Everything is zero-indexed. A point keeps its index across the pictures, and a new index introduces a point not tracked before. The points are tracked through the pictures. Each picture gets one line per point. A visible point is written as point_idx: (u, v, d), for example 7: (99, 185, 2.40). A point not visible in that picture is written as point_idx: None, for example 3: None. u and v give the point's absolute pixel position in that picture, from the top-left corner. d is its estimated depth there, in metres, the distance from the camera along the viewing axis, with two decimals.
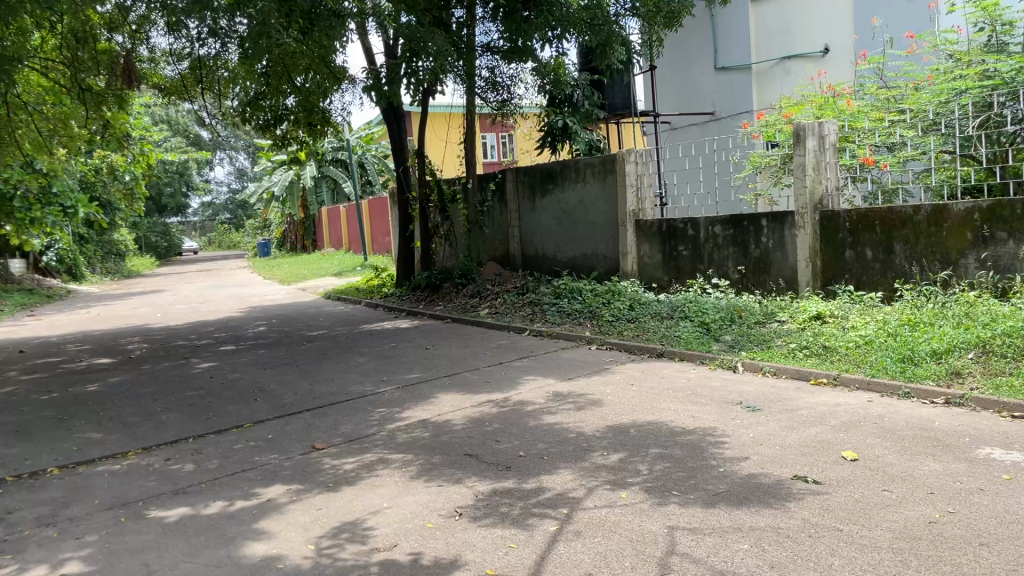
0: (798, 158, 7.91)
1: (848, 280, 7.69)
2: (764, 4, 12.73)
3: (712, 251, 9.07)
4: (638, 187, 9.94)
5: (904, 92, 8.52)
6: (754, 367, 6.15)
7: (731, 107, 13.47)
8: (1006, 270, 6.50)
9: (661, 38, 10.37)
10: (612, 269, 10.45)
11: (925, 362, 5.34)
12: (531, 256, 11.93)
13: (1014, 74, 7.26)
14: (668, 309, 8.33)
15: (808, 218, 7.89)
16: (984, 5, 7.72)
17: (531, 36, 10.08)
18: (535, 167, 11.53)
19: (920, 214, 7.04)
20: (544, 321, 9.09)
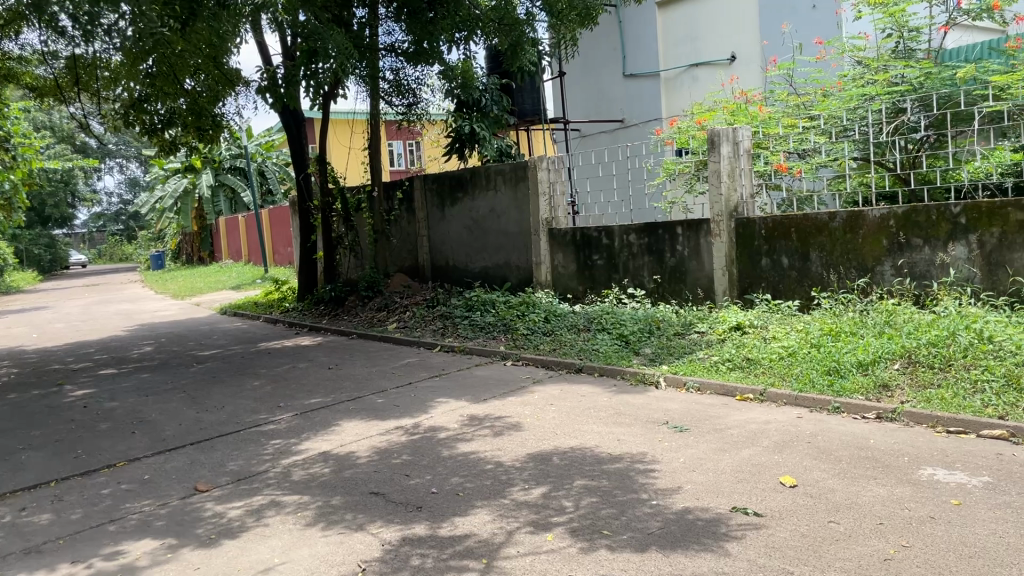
0: (713, 164, 7.71)
1: (765, 289, 7.53)
2: (671, 11, 12.73)
3: (628, 260, 8.81)
4: (550, 195, 9.63)
5: (814, 98, 8.39)
6: (677, 382, 5.86)
7: (640, 114, 13.42)
8: (922, 278, 6.41)
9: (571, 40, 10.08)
10: (525, 280, 10.09)
11: (852, 374, 5.15)
12: (440, 267, 11.46)
13: (923, 80, 7.39)
14: (585, 322, 8.00)
15: (724, 226, 7.70)
16: (893, 12, 7.72)
17: (437, 38, 9.70)
18: (443, 175, 11.08)
19: (836, 221, 6.90)
20: (455, 335, 8.63)
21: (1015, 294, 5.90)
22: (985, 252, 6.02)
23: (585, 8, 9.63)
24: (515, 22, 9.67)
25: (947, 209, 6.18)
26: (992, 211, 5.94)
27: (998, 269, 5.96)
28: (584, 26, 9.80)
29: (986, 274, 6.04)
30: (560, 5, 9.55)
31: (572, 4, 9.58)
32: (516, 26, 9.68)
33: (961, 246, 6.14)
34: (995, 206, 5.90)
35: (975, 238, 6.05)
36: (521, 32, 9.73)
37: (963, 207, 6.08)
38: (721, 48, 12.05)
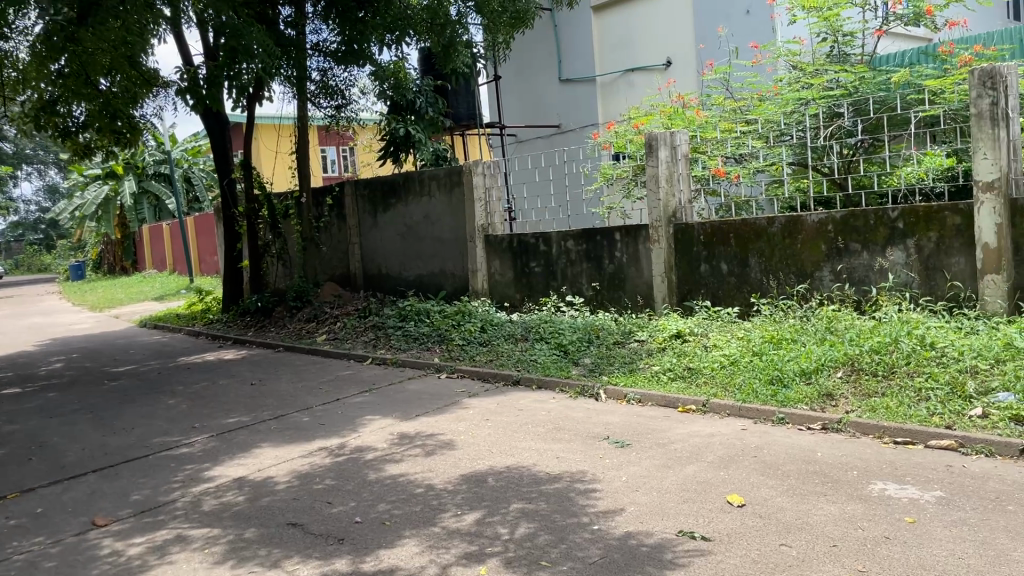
0: (650, 168, 7.55)
1: (704, 295, 7.39)
2: (607, 15, 12.63)
3: (566, 267, 8.60)
4: (486, 201, 9.37)
5: (750, 102, 8.31)
6: (617, 394, 5.63)
7: (576, 120, 13.30)
8: (861, 283, 6.33)
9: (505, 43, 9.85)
10: (461, 288, 9.80)
11: (795, 383, 4.99)
12: (373, 276, 11.08)
13: (858, 84, 7.38)
14: (522, 331, 7.74)
15: (662, 232, 7.54)
16: (828, 16, 7.69)
17: (368, 38, 9.40)
18: (375, 181, 10.72)
19: (774, 226, 6.79)
20: (388, 347, 8.28)
21: (953, 299, 5.86)
22: (923, 256, 5.96)
23: (520, 9, 9.41)
24: (447, 21, 9.29)
25: (885, 213, 6.11)
26: (929, 215, 5.89)
27: (936, 274, 5.91)
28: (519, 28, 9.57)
29: (923, 279, 5.98)
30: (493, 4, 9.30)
31: (506, 5, 9.36)
32: (447, 26, 9.30)
33: (899, 250, 6.08)
34: (932, 210, 5.85)
35: (913, 242, 5.99)
36: (453, 32, 9.36)
37: (901, 211, 6.02)
38: (656, 54, 11.98)
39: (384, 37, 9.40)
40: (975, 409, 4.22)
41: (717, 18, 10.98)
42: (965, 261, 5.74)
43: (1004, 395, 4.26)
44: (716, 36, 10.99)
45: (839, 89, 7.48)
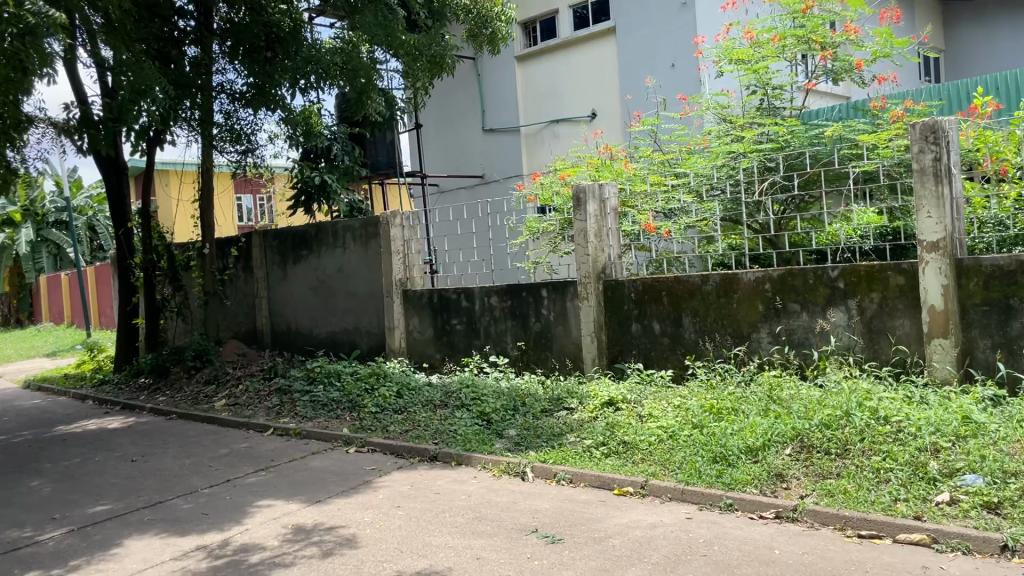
0: (578, 222, 7.11)
1: (636, 356, 6.92)
2: (530, 65, 12.38)
3: (489, 325, 8.04)
4: (404, 254, 8.79)
5: (679, 155, 7.99)
6: (546, 473, 5.04)
7: (499, 170, 12.89)
8: (801, 346, 5.95)
9: (426, 87, 9.28)
10: (377, 346, 9.10)
11: (742, 462, 4.50)
12: (282, 333, 10.30)
13: (789, 137, 7.12)
14: (441, 396, 7.10)
15: (591, 289, 7.08)
16: (757, 69, 7.48)
17: (278, 82, 8.85)
18: (285, 232, 10.03)
19: (709, 284, 6.39)
20: (293, 415, 7.50)
21: (899, 364, 5.52)
22: (865, 318, 5.63)
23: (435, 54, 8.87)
24: (361, 68, 8.74)
25: (824, 272, 5.77)
26: (871, 274, 5.57)
27: (880, 337, 5.57)
28: (437, 72, 9.04)
29: (866, 342, 5.64)
30: (407, 50, 8.65)
31: (422, 51, 8.76)
32: (362, 72, 8.76)
33: (840, 311, 5.73)
34: (874, 269, 5.54)
35: (855, 302, 5.65)
36: (368, 80, 8.79)
37: (842, 270, 5.68)
38: (581, 105, 11.74)
39: (296, 81, 8.86)
40: (941, 494, 3.81)
41: (641, 70, 10.81)
42: (910, 324, 5.42)
43: (970, 477, 3.87)
44: (642, 87, 10.79)
45: (771, 142, 7.22)
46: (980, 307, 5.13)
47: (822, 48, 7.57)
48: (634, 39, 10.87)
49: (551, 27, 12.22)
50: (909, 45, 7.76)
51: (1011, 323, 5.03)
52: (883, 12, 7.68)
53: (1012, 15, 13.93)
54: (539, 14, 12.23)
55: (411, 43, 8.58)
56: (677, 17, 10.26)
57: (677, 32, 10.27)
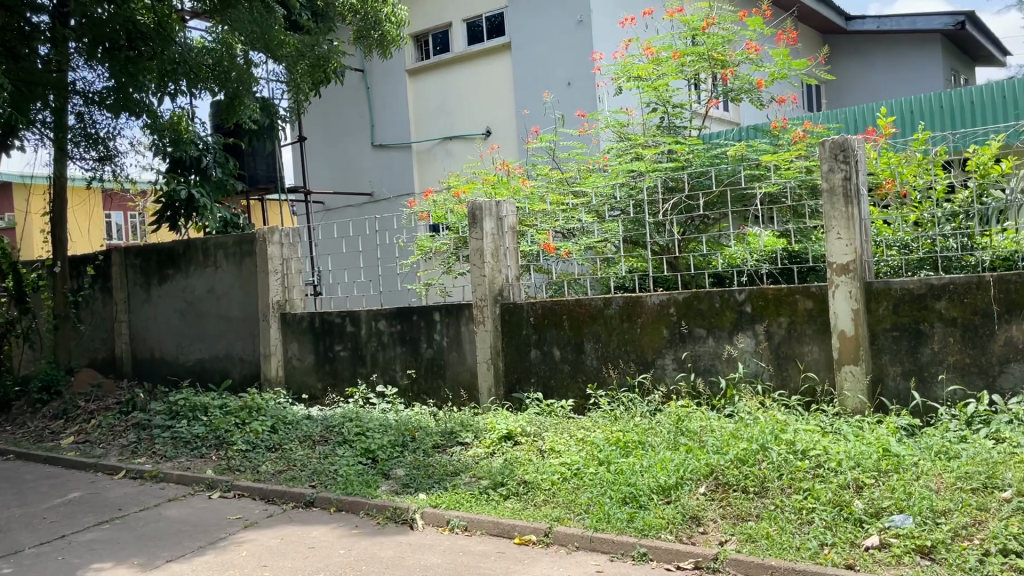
0: (474, 241, 6.64)
1: (535, 385, 6.47)
2: (422, 79, 11.89)
3: (376, 351, 7.42)
4: (283, 274, 8.10)
5: (578, 173, 7.63)
6: (437, 520, 4.48)
7: (389, 187, 12.29)
8: (706, 373, 5.63)
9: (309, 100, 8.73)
10: (252, 375, 8.31)
11: (654, 504, 4.08)
12: (145, 361, 9.31)
13: (691, 157, 6.86)
14: (320, 431, 6.42)
15: (487, 313, 6.59)
16: (657, 85, 7.20)
17: (144, 84, 8.04)
18: (149, 249, 9.11)
19: (611, 307, 6.02)
20: (151, 454, 6.63)
21: (808, 393, 5.26)
22: (772, 344, 5.36)
23: (317, 55, 8.35)
24: (242, 74, 8.15)
25: (730, 295, 5.48)
26: (779, 298, 5.32)
27: (788, 363, 5.31)
28: (319, 77, 8.51)
29: (774, 369, 5.37)
30: (286, 51, 8.07)
31: (304, 51, 8.24)
32: (243, 79, 8.18)
33: (747, 337, 5.45)
34: (782, 293, 5.29)
35: (762, 327, 5.39)
36: (243, 82, 8.21)
37: (748, 293, 5.41)
38: (475, 122, 11.33)
39: (164, 86, 8.11)
40: (869, 537, 3.50)
41: (537, 87, 10.50)
42: (819, 350, 5.18)
43: (899, 518, 3.57)
44: (539, 103, 10.47)
45: (673, 160, 6.96)
46: (889, 332, 4.94)
47: (723, 66, 7.37)
48: (530, 55, 10.56)
49: (443, 41, 11.78)
50: (807, 69, 7.67)
51: (922, 349, 4.85)
52: (781, 34, 7.59)
53: (890, 45, 14.91)
54: (433, 26, 11.77)
55: (292, 43, 8.04)
56: (573, 35, 10.03)
57: (573, 50, 10.03)
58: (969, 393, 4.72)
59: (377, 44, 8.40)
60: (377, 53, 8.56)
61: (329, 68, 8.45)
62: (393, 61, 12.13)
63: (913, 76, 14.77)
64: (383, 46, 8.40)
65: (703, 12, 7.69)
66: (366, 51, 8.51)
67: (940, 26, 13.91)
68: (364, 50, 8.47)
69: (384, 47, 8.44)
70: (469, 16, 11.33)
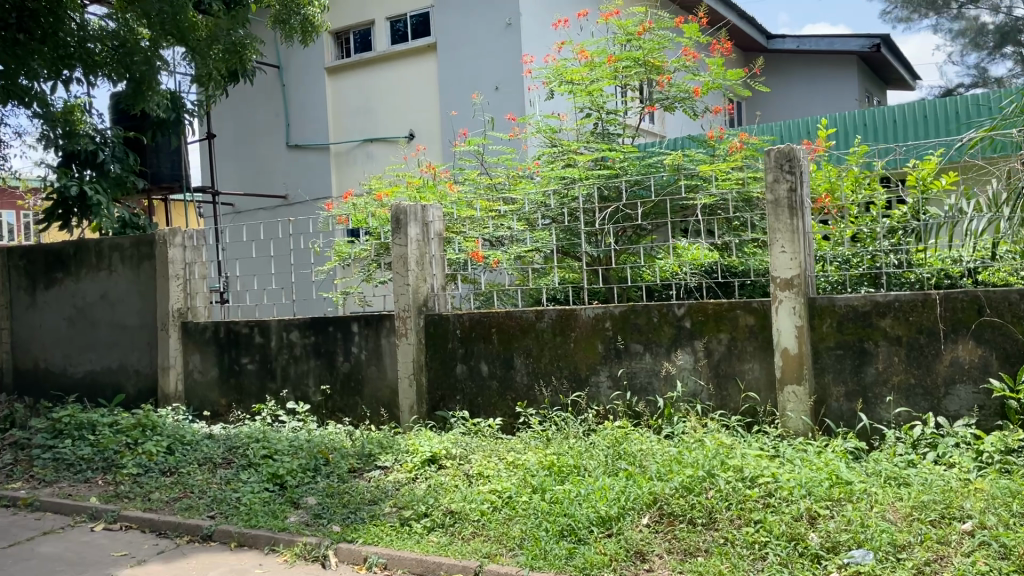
0: (397, 248, 6.20)
1: (461, 403, 6.05)
2: (342, 78, 11.36)
3: (287, 365, 6.87)
4: (185, 279, 7.48)
5: (508, 179, 7.29)
6: (353, 556, 4.02)
7: (304, 190, 11.69)
8: (642, 392, 5.33)
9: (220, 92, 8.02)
10: (148, 390, 7.62)
11: (594, 538, 3.73)
12: (28, 373, 8.46)
13: (627, 165, 6.59)
14: (223, 453, 5.85)
15: (411, 324, 6.15)
16: (591, 89, 6.91)
17: (34, 69, 7.27)
18: (35, 249, 8.29)
19: (543, 321, 5.68)
20: (28, 479, 5.91)
21: (748, 413, 5.02)
22: (712, 361, 5.10)
23: (235, 39, 7.51)
24: (149, 57, 7.31)
25: (669, 309, 5.20)
26: (719, 313, 5.06)
27: (728, 382, 5.06)
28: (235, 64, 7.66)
29: (712, 388, 5.10)
30: (198, 33, 7.33)
31: (218, 34, 7.46)
32: (150, 63, 7.33)
33: (686, 354, 5.17)
34: (722, 308, 5.04)
35: (702, 344, 5.12)
36: (149, 65, 7.35)
37: (688, 308, 5.14)
38: (397, 125, 10.87)
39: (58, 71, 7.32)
40: None
41: (463, 90, 10.12)
42: (760, 368, 4.95)
43: (858, 553, 3.31)
44: (465, 106, 10.10)
45: (608, 168, 6.67)
46: (833, 350, 4.74)
47: (659, 72, 7.16)
48: (456, 57, 10.18)
49: (365, 39, 11.28)
50: (742, 80, 7.51)
51: (866, 368, 4.67)
52: (715, 44, 7.42)
53: (806, 70, 15.20)
54: (355, 23, 11.25)
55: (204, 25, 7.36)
56: (501, 37, 9.72)
57: (502, 53, 9.71)
58: (915, 414, 4.55)
59: (300, 30, 7.71)
60: (298, 40, 7.87)
61: (246, 55, 7.58)
62: (311, 58, 11.56)
63: (830, 96, 15.04)
64: (306, 33, 7.71)
65: (639, 17, 7.47)
66: (286, 38, 7.79)
67: (857, 48, 14.22)
68: (284, 36, 7.77)
69: (308, 33, 7.74)
70: (393, 14, 10.86)
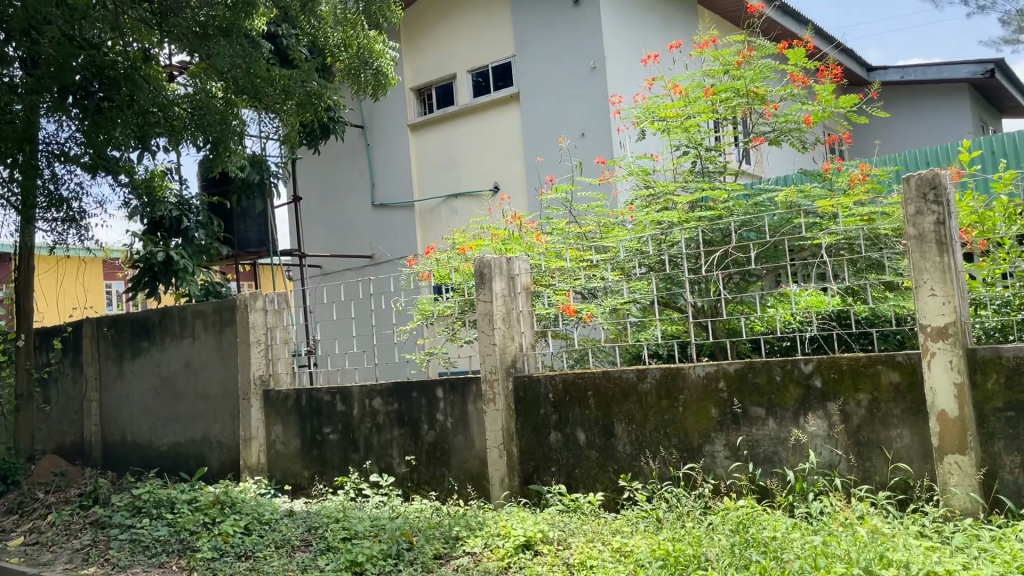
0: (482, 305, 5.71)
1: (556, 476, 5.44)
2: (424, 133, 11.16)
3: (370, 435, 6.42)
4: (267, 346, 7.20)
5: (599, 227, 6.75)
6: None
7: (390, 249, 11.43)
8: (767, 463, 4.60)
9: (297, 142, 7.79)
10: (231, 463, 7.30)
11: None
12: (115, 445, 8.31)
13: (732, 205, 5.97)
14: (301, 535, 5.40)
15: (499, 389, 5.62)
16: (688, 126, 6.34)
17: (123, 143, 7.18)
18: (122, 318, 8.21)
19: (647, 381, 5.04)
20: (102, 563, 5.58)
21: (899, 489, 4.23)
22: (851, 427, 4.35)
23: (307, 92, 7.35)
24: (227, 117, 7.22)
25: (794, 366, 4.51)
26: (855, 370, 4.34)
27: (871, 452, 4.29)
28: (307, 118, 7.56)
29: (853, 459, 4.34)
30: (273, 87, 7.20)
31: (292, 87, 7.30)
32: (228, 123, 7.23)
33: (819, 419, 4.44)
34: (860, 363, 4.31)
35: (836, 407, 4.38)
36: (227, 126, 7.24)
37: (817, 364, 4.44)
38: (482, 178, 10.52)
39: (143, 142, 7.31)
40: None
41: (548, 137, 9.71)
42: (910, 435, 4.18)
43: None
44: (552, 152, 9.66)
45: (712, 209, 6.05)
46: (1003, 413, 3.93)
47: (763, 103, 6.54)
48: (540, 105, 9.81)
49: (447, 93, 11.05)
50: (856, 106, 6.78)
51: None
52: (823, 70, 6.74)
53: (912, 97, 14.16)
54: (436, 78, 11.04)
55: (279, 77, 7.19)
56: (587, 82, 9.31)
57: (588, 98, 9.28)
58: None
59: (372, 84, 7.52)
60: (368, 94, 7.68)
61: (319, 106, 7.45)
62: (393, 115, 11.43)
63: (939, 123, 14.00)
64: (377, 86, 7.52)
65: (736, 47, 6.89)
66: (358, 91, 7.60)
67: (969, 75, 13.23)
68: (356, 89, 7.57)
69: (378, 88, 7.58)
70: (475, 66, 10.60)
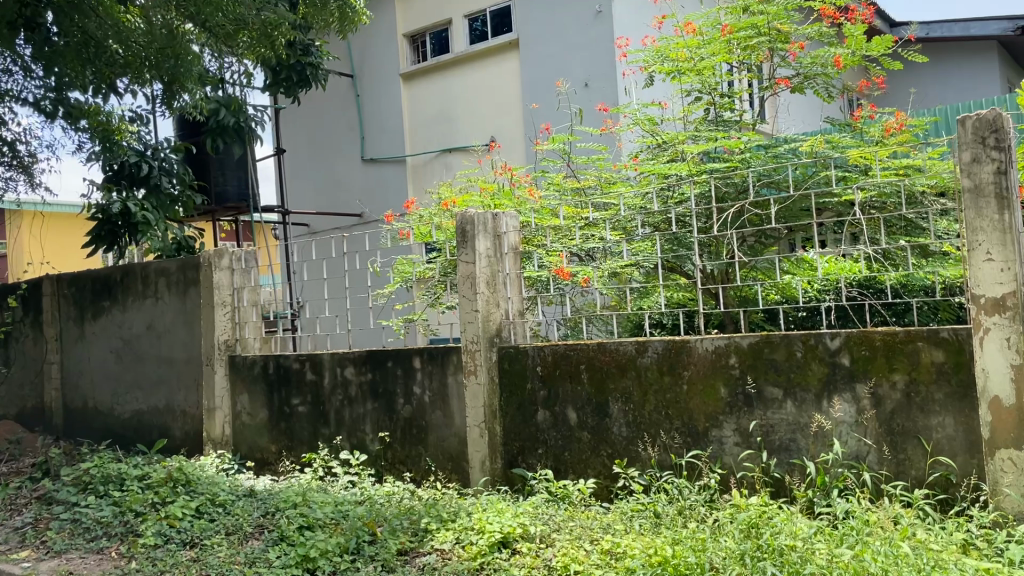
0: (463, 265, 5.07)
1: (544, 459, 4.83)
2: (417, 83, 10.41)
3: (342, 408, 5.82)
4: (234, 308, 6.59)
5: (599, 182, 6.09)
6: None
7: (381, 207, 10.77)
8: (785, 452, 3.98)
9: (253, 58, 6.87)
10: (195, 434, 6.73)
11: None
12: (77, 411, 7.76)
13: (749, 158, 5.34)
14: (256, 520, 4.82)
15: (481, 361, 4.99)
16: (702, 68, 5.66)
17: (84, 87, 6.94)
18: (84, 276, 7.60)
19: (647, 356, 4.41)
20: (38, 546, 5.02)
21: (939, 486, 3.60)
22: (883, 413, 3.72)
23: (264, 22, 6.51)
24: (182, 54, 6.39)
25: (819, 342, 3.87)
26: (890, 347, 3.69)
27: (906, 443, 3.66)
28: (264, 51, 6.80)
29: (885, 451, 3.72)
30: (227, 13, 6.32)
31: (247, 15, 6.42)
32: (181, 60, 6.42)
33: (846, 403, 3.81)
34: (896, 339, 3.67)
35: (866, 389, 3.75)
36: (182, 64, 6.43)
37: (845, 339, 3.80)
38: (478, 131, 9.80)
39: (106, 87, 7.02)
40: None
41: (549, 87, 8.97)
42: (955, 424, 3.54)
43: None
44: (554, 103, 8.92)
45: (728, 160, 5.38)
46: None
47: (786, 42, 5.85)
48: (542, 51, 9.05)
49: (442, 40, 10.27)
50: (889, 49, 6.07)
51: None
52: (854, 9, 6.02)
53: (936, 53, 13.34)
54: (430, 24, 10.27)
55: (233, 5, 6.27)
56: (591, 27, 8.55)
57: (593, 46, 8.52)
58: None
59: (339, 19, 6.83)
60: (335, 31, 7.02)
61: (277, 39, 6.65)
62: (384, 64, 10.69)
63: (963, 82, 13.19)
64: (344, 20, 6.79)
65: None
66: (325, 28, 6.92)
67: (998, 32, 12.35)
68: (323, 25, 6.89)
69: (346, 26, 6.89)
70: (471, 10, 9.84)
